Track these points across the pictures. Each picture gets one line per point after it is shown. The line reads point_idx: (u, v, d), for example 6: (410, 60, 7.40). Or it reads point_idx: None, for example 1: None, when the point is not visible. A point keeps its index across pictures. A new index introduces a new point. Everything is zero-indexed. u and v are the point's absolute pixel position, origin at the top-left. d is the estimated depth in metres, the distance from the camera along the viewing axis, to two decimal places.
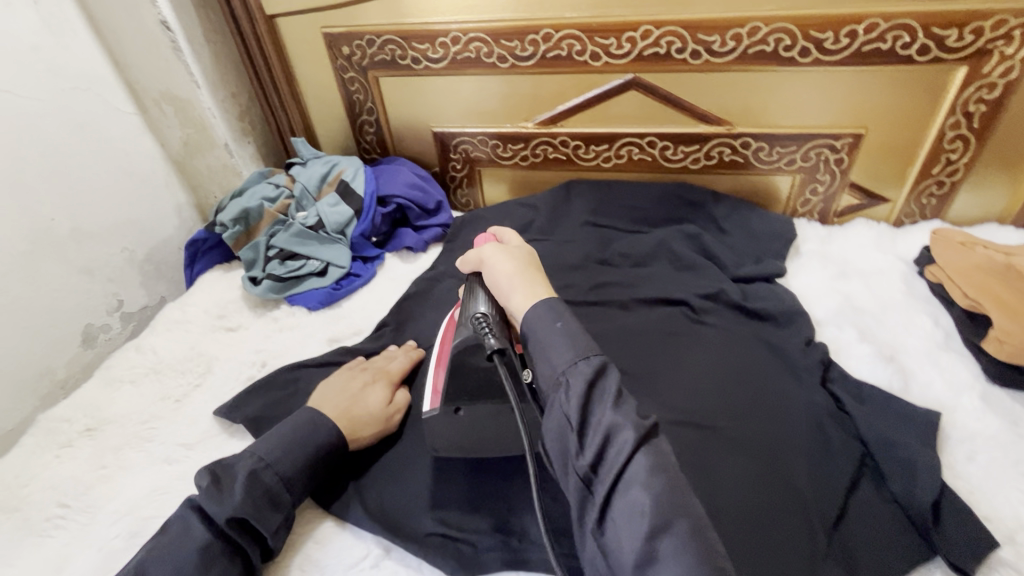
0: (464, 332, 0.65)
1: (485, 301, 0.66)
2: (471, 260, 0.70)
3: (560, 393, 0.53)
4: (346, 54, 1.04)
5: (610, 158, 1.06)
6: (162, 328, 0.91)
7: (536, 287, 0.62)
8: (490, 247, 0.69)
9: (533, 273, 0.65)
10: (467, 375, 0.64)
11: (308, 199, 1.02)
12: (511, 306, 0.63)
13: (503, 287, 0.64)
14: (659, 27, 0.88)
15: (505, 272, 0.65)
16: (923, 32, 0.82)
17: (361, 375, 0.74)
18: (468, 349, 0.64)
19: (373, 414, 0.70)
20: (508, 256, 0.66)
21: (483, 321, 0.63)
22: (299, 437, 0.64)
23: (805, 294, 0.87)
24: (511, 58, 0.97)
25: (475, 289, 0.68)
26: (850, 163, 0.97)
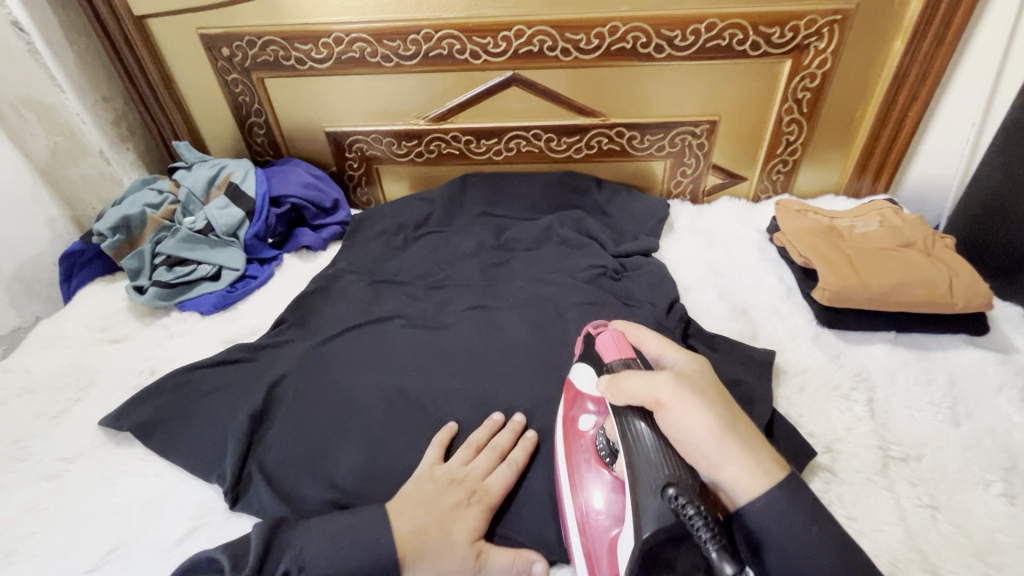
0: (649, 507, 0.49)
1: (659, 447, 0.52)
2: (636, 396, 0.54)
3: (801, 569, 0.46)
4: (226, 55, 1.03)
5: (500, 151, 1.12)
6: (35, 346, 0.86)
7: (752, 455, 0.49)
8: (669, 381, 0.52)
9: (721, 406, 0.52)
10: (661, 572, 0.50)
11: (195, 203, 1.00)
12: (713, 478, 0.49)
13: (705, 450, 0.49)
14: (529, 27, 0.95)
15: (701, 431, 0.49)
16: (752, 30, 0.94)
17: (456, 489, 0.62)
18: (661, 540, 0.48)
19: (455, 553, 0.58)
20: (705, 406, 0.50)
21: (686, 501, 0.44)
22: (353, 541, 0.56)
23: (676, 264, 0.97)
24: (395, 57, 1.00)
25: (636, 426, 0.54)
26: (711, 147, 1.10)
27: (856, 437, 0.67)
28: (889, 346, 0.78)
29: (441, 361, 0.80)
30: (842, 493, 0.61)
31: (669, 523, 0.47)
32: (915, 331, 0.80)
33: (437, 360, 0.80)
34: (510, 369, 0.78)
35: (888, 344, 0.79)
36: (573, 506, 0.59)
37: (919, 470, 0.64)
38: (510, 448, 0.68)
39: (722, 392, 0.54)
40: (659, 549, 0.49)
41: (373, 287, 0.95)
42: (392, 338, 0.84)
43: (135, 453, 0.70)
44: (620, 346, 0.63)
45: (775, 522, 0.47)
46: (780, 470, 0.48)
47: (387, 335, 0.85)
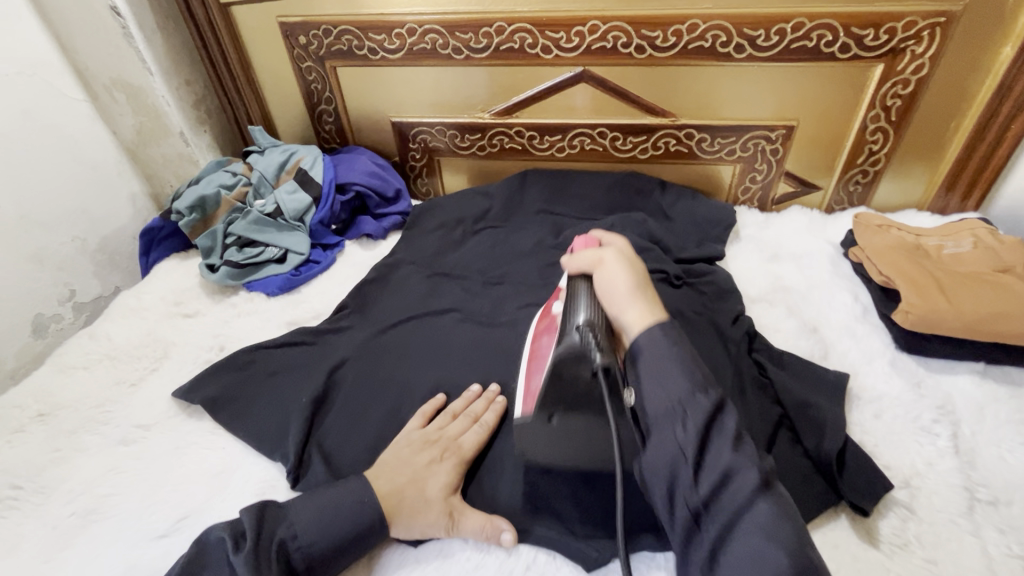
0: (567, 337, 0.58)
1: (591, 313, 0.61)
2: (584, 263, 0.66)
3: (676, 425, 0.53)
4: (303, 43, 1.05)
5: (563, 148, 1.11)
6: (116, 316, 0.91)
7: (655, 305, 0.61)
8: (612, 253, 0.65)
9: (648, 289, 0.63)
10: (565, 383, 0.57)
11: (266, 186, 1.03)
12: (620, 322, 0.61)
13: (617, 301, 0.61)
14: (604, 22, 0.93)
15: (620, 284, 0.62)
16: (843, 32, 0.89)
17: (430, 448, 0.66)
18: (567, 358, 0.56)
19: (428, 506, 0.61)
20: (628, 270, 0.63)
21: (589, 332, 0.57)
22: (341, 510, 0.59)
23: (742, 275, 0.94)
24: (466, 50, 1.00)
25: (579, 289, 0.65)
26: (785, 153, 1.05)
27: (937, 473, 0.63)
28: (977, 378, 0.73)
29: (497, 359, 0.80)
30: (919, 534, 0.58)
31: (573, 347, 0.56)
32: (1007, 364, 0.74)
33: (493, 357, 0.80)
34: None
35: (976, 376, 0.73)
36: (534, 343, 0.68)
37: (1009, 516, 0.59)
38: (483, 412, 0.70)
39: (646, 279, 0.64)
40: (566, 363, 0.57)
41: (431, 279, 0.96)
42: (448, 331, 0.85)
43: (204, 426, 0.73)
44: (588, 244, 0.72)
45: (661, 381, 0.55)
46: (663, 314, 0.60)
47: (444, 328, 0.85)
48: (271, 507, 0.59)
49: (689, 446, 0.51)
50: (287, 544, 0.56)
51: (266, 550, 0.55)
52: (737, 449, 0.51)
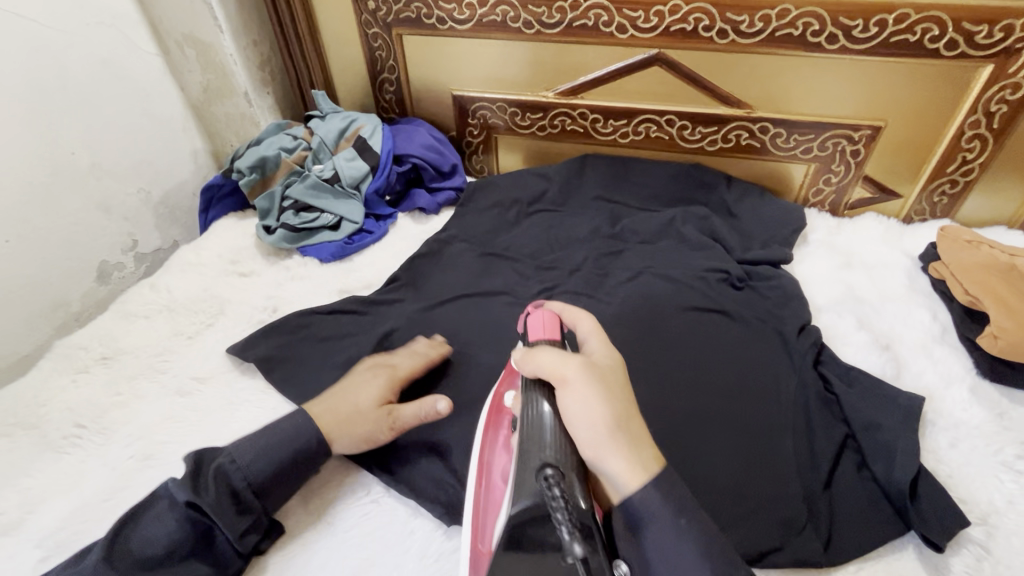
0: (529, 489, 0.51)
1: (557, 436, 0.54)
2: (543, 370, 0.57)
3: None
4: (371, 9, 1.03)
5: (627, 134, 1.07)
6: (176, 268, 0.93)
7: (636, 452, 0.52)
8: (578, 363, 0.56)
9: (632, 421, 0.54)
10: (529, 551, 0.49)
11: (325, 152, 1.02)
12: (600, 468, 0.52)
13: (586, 438, 0.52)
14: (687, 2, 0.88)
15: (598, 421, 0.52)
16: (952, 26, 0.81)
17: (366, 376, 0.70)
18: (532, 517, 0.50)
19: (364, 415, 0.65)
20: (602, 400, 0.53)
21: (556, 485, 0.49)
22: (275, 435, 0.62)
23: (809, 282, 0.89)
24: (537, 24, 0.96)
25: (539, 407, 0.56)
26: (867, 155, 0.98)
27: (1018, 513, 0.58)
28: None
29: None
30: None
31: (538, 506, 0.50)
32: None
33: None
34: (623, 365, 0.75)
35: None
36: (480, 456, 0.60)
37: None
38: (425, 352, 0.75)
39: (618, 384, 0.56)
40: (525, 526, 0.50)
41: (483, 259, 0.94)
42: (498, 313, 0.83)
43: (256, 384, 0.75)
44: (550, 328, 0.63)
45: (668, 560, 0.48)
46: (656, 464, 0.52)
47: (494, 309, 0.84)
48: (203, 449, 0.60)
49: None
50: (227, 468, 0.59)
51: (205, 478, 0.57)
52: None
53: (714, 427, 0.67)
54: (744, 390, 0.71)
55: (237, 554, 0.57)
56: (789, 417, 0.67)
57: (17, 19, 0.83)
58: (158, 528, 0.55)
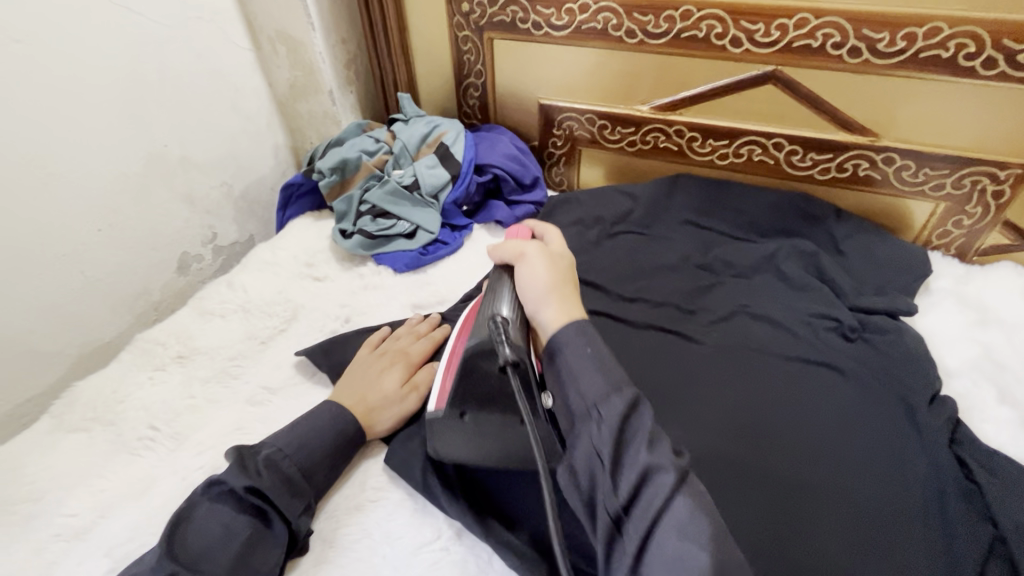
0: (482, 330, 0.61)
1: (510, 304, 0.61)
2: (506, 254, 0.64)
3: (590, 427, 0.49)
4: (464, 11, 0.99)
5: (726, 156, 0.98)
6: (252, 267, 0.92)
7: (566, 307, 0.58)
8: (533, 246, 0.64)
9: (568, 288, 0.60)
10: (476, 378, 0.60)
11: (406, 157, 0.99)
12: (538, 320, 0.58)
13: (531, 302, 0.59)
14: (817, 16, 0.79)
15: (537, 286, 0.60)
16: None
17: (381, 360, 0.71)
18: (479, 350, 0.60)
19: (390, 400, 0.67)
20: (549, 267, 0.61)
21: (502, 327, 0.58)
22: (315, 429, 0.62)
23: (935, 339, 0.78)
24: (640, 34, 0.89)
25: (502, 287, 0.64)
26: (1011, 198, 0.85)
27: None
28: None
29: (631, 386, 0.72)
30: None
31: (484, 340, 0.60)
32: None
33: (628, 385, 0.72)
34: (729, 423, 0.67)
35: None
36: (452, 338, 0.67)
37: None
38: (429, 331, 0.77)
39: (560, 257, 0.64)
40: (477, 357, 0.60)
41: None
42: None
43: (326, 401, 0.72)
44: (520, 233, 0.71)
45: (576, 381, 0.52)
46: (580, 314, 0.57)
47: None
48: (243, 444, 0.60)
49: (604, 455, 0.47)
50: (276, 455, 0.59)
51: (256, 463, 0.57)
52: (651, 450, 0.47)
53: (825, 507, 0.58)
54: (866, 467, 0.62)
55: (292, 535, 0.56)
56: (912, 501, 0.59)
57: (124, 13, 0.84)
58: (214, 521, 0.53)
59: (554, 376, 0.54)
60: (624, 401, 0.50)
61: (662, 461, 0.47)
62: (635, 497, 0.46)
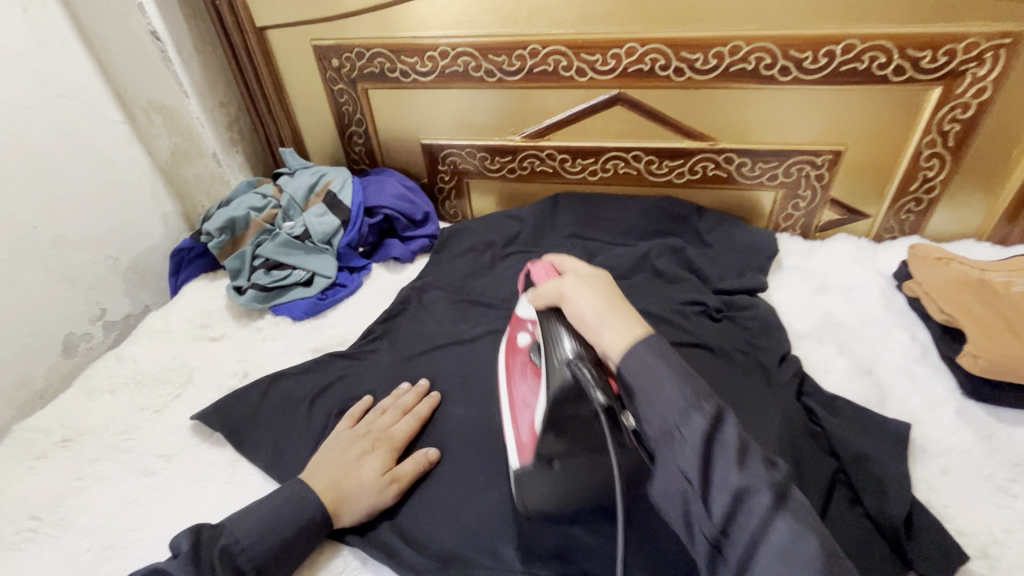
0: (558, 375, 0.56)
1: (574, 348, 0.56)
2: (548, 295, 0.61)
3: (675, 450, 0.48)
4: (335, 66, 1.04)
5: (596, 172, 1.08)
6: (143, 338, 0.90)
7: (625, 325, 0.55)
8: (572, 280, 0.60)
9: (625, 307, 0.58)
10: (567, 425, 0.57)
11: (295, 209, 1.02)
12: (603, 349, 0.56)
13: (591, 325, 0.56)
14: (642, 45, 0.90)
15: (592, 310, 0.57)
16: (898, 53, 0.84)
17: (361, 441, 0.67)
18: (564, 397, 0.55)
19: (364, 489, 0.63)
20: (596, 291, 0.58)
21: (581, 364, 0.54)
22: (278, 514, 0.59)
23: (786, 309, 0.89)
24: (498, 72, 0.98)
25: (555, 327, 0.59)
26: (831, 179, 0.99)
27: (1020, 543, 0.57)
28: None
29: None
30: None
31: (568, 386, 0.55)
32: None
33: None
34: None
35: None
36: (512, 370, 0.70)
37: None
38: (414, 405, 0.74)
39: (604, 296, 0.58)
40: (562, 403, 0.56)
41: (457, 306, 0.93)
42: (476, 362, 0.82)
43: (225, 457, 0.71)
44: (548, 272, 0.66)
45: (654, 405, 0.50)
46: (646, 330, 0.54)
47: (473, 359, 0.82)
48: (203, 526, 0.56)
49: (692, 478, 0.47)
50: (231, 548, 0.56)
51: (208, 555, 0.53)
52: (744, 467, 0.45)
53: None
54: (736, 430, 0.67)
55: None
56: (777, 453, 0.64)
57: None
58: None
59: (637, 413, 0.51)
60: (767, 484, 0.45)
61: (756, 477, 0.45)
62: (731, 519, 0.45)
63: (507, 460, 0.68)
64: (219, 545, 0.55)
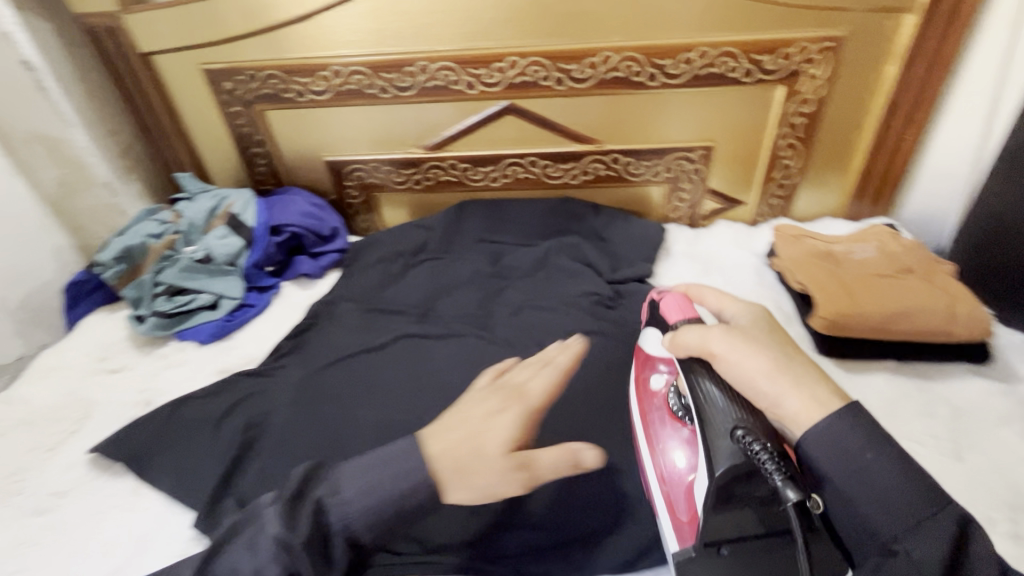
0: (721, 450, 0.50)
1: (726, 401, 0.53)
2: (692, 347, 0.57)
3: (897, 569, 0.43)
4: (228, 89, 1.05)
5: (497, 178, 1.13)
6: (36, 377, 0.87)
7: (811, 389, 0.51)
8: (721, 331, 0.56)
9: (795, 362, 0.53)
10: (735, 508, 0.50)
11: (196, 233, 1.01)
12: (782, 412, 0.51)
13: (762, 389, 0.52)
14: (523, 58, 0.97)
15: (758, 371, 0.52)
16: (744, 58, 0.95)
17: (493, 396, 0.54)
18: (731, 476, 0.49)
19: None
20: (749, 345, 0.54)
21: (752, 439, 0.48)
22: (382, 478, 0.49)
23: (673, 291, 0.97)
24: (392, 89, 1.02)
25: (706, 383, 0.55)
26: (707, 172, 1.09)
27: None
28: (888, 377, 0.78)
29: (433, 390, 0.80)
30: None
31: (739, 464, 0.49)
32: (914, 360, 0.80)
33: (433, 390, 0.81)
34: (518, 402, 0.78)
35: (888, 374, 0.79)
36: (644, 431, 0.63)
37: None
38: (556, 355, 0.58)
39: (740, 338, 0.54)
40: (730, 484, 0.50)
41: (367, 316, 0.95)
42: (386, 368, 0.84)
43: (127, 485, 0.71)
44: (681, 306, 0.64)
45: (881, 506, 0.45)
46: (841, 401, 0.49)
47: (382, 365, 0.85)
48: (321, 467, 0.51)
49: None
50: (326, 502, 0.48)
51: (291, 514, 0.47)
52: None
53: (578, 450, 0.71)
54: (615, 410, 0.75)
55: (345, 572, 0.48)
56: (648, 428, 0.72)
57: None
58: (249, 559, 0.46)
59: (841, 492, 0.47)
60: (944, 532, 0.43)
61: None
62: None
63: None
64: (277, 530, 0.46)
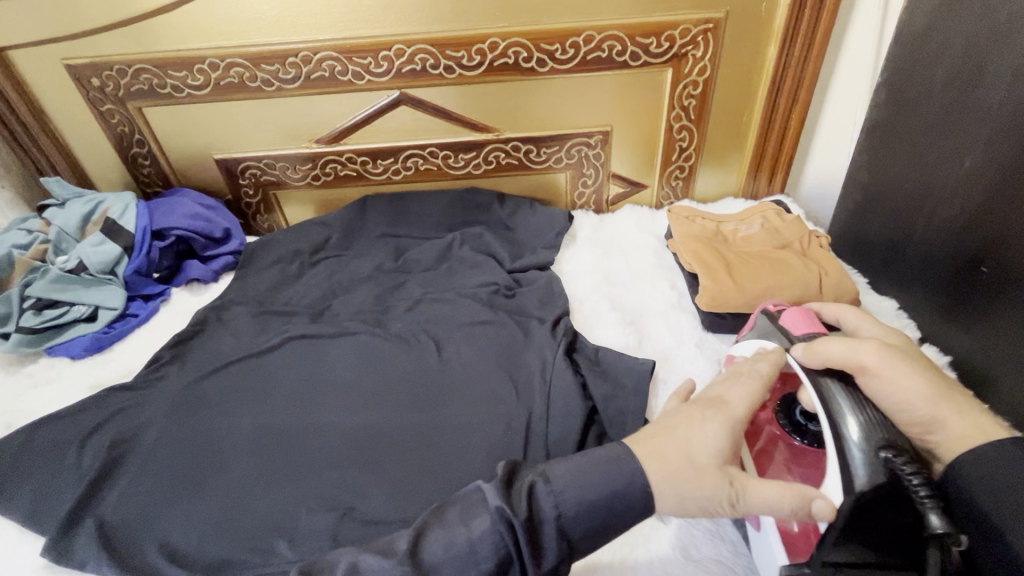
0: (858, 464, 0.45)
1: (861, 407, 0.49)
2: (835, 359, 0.52)
3: None
4: (98, 86, 0.98)
5: (398, 171, 1.11)
6: None
7: (971, 413, 0.49)
8: (875, 345, 0.51)
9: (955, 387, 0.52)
10: (863, 536, 0.45)
11: (68, 241, 0.95)
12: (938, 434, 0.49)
13: (919, 412, 0.50)
14: (408, 46, 0.94)
15: (918, 395, 0.50)
16: (629, 42, 0.95)
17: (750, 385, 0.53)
18: (875, 494, 0.44)
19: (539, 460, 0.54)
20: (911, 369, 0.50)
21: (898, 456, 0.44)
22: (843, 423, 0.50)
23: (573, 277, 0.97)
24: (276, 81, 0.97)
25: (834, 394, 0.50)
26: (607, 156, 1.10)
27: None
28: None
29: (319, 391, 0.78)
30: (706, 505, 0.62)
31: (884, 483, 0.44)
32: None
33: (320, 391, 0.78)
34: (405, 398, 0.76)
35: None
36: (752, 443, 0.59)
37: None
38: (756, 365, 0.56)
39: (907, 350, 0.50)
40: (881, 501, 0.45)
41: (259, 319, 0.91)
42: (272, 372, 0.81)
43: None
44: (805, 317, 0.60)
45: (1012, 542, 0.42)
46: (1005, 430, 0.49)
47: (268, 370, 0.82)
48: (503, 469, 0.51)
49: None
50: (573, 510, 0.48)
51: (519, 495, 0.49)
52: None
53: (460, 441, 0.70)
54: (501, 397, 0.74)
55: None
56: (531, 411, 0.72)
57: None
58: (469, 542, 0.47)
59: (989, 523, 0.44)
60: None
61: None
62: None
63: (289, 461, 0.69)
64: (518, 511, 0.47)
